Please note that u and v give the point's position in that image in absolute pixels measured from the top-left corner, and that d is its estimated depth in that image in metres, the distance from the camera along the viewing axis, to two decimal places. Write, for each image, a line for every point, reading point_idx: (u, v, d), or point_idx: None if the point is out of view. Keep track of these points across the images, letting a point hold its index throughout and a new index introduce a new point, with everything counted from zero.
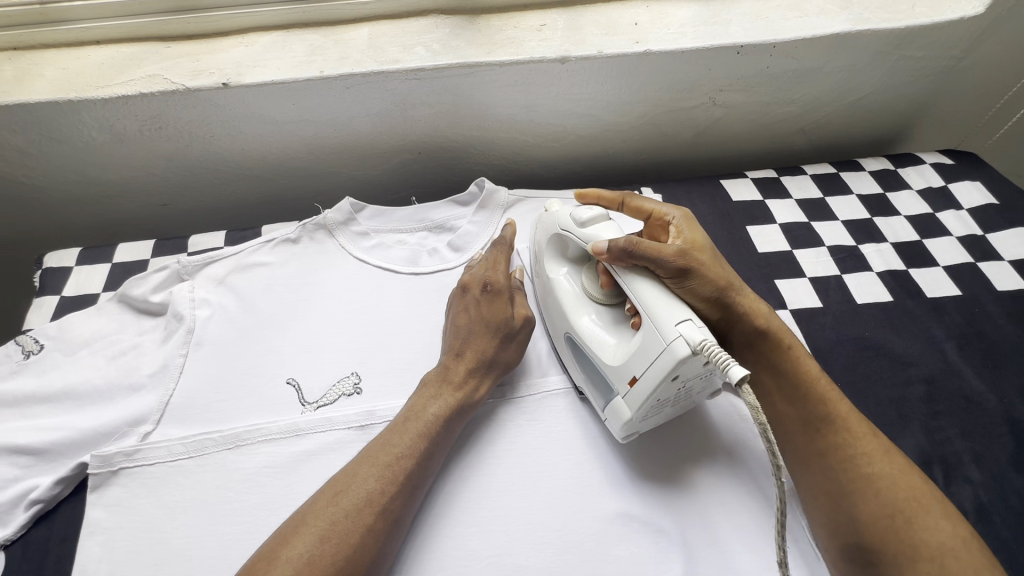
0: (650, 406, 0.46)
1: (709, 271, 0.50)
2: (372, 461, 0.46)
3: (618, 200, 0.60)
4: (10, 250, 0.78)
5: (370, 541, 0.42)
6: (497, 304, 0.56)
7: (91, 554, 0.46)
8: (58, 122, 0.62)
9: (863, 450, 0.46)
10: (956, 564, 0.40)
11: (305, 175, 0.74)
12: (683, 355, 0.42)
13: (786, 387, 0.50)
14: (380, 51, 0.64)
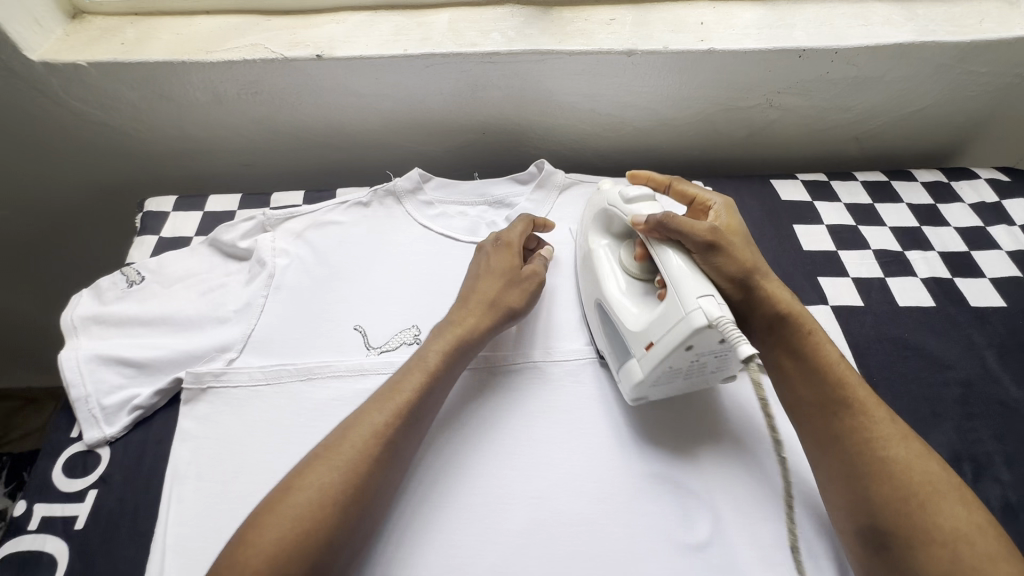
0: (661, 371, 0.49)
1: (736, 252, 0.53)
2: (382, 399, 0.48)
3: (665, 183, 0.64)
4: (111, 196, 0.86)
5: (374, 474, 0.44)
6: (504, 254, 0.60)
7: (182, 457, 0.52)
8: (169, 82, 0.69)
9: (877, 435, 0.47)
10: (970, 548, 0.41)
11: (377, 146, 0.79)
12: (698, 325, 0.45)
13: (804, 371, 0.51)
14: (459, 34, 0.69)
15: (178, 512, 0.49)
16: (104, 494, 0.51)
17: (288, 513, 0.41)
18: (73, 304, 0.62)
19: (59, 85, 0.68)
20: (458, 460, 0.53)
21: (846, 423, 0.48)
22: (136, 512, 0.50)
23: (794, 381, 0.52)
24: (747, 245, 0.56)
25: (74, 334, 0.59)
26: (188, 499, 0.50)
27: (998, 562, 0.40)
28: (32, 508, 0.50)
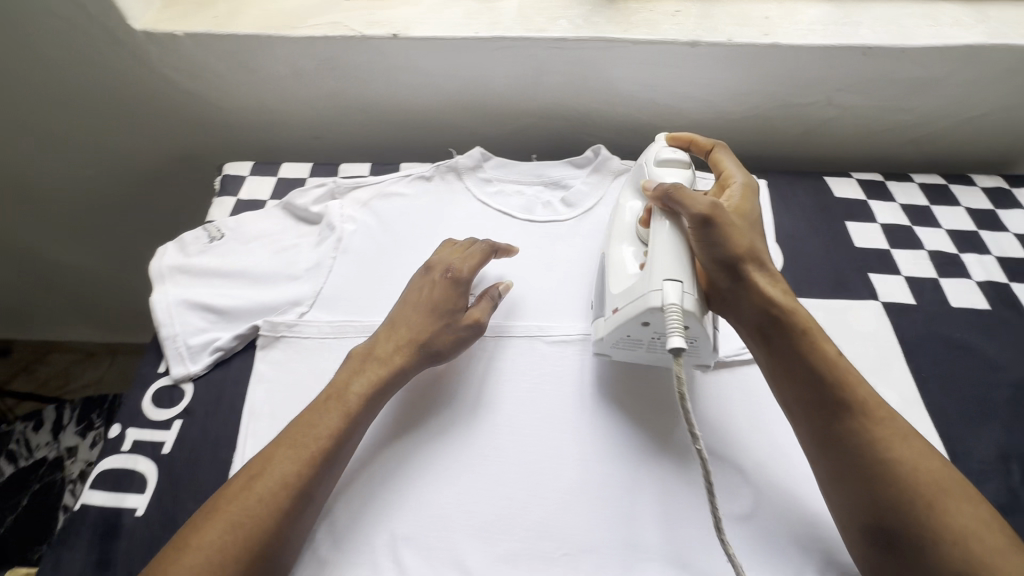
0: (618, 336, 0.54)
1: (732, 236, 0.52)
2: (288, 446, 0.48)
3: (707, 149, 0.65)
4: (188, 161, 0.92)
5: (283, 524, 0.45)
6: (447, 290, 0.58)
7: (258, 397, 0.57)
8: (253, 55, 0.73)
9: (880, 438, 0.46)
10: (979, 545, 0.41)
11: (438, 127, 0.83)
12: (651, 305, 0.49)
13: (796, 373, 0.50)
14: (528, 20, 0.72)
15: (254, 445, 0.54)
16: (188, 424, 0.55)
17: (227, 525, 0.43)
18: (160, 254, 0.67)
19: (155, 53, 0.74)
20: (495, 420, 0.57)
21: (847, 425, 0.47)
22: (215, 443, 0.54)
23: (789, 383, 0.51)
24: (748, 230, 0.55)
25: (162, 281, 0.64)
26: (263, 434, 0.54)
27: (1005, 555, 0.41)
28: (125, 431, 0.55)
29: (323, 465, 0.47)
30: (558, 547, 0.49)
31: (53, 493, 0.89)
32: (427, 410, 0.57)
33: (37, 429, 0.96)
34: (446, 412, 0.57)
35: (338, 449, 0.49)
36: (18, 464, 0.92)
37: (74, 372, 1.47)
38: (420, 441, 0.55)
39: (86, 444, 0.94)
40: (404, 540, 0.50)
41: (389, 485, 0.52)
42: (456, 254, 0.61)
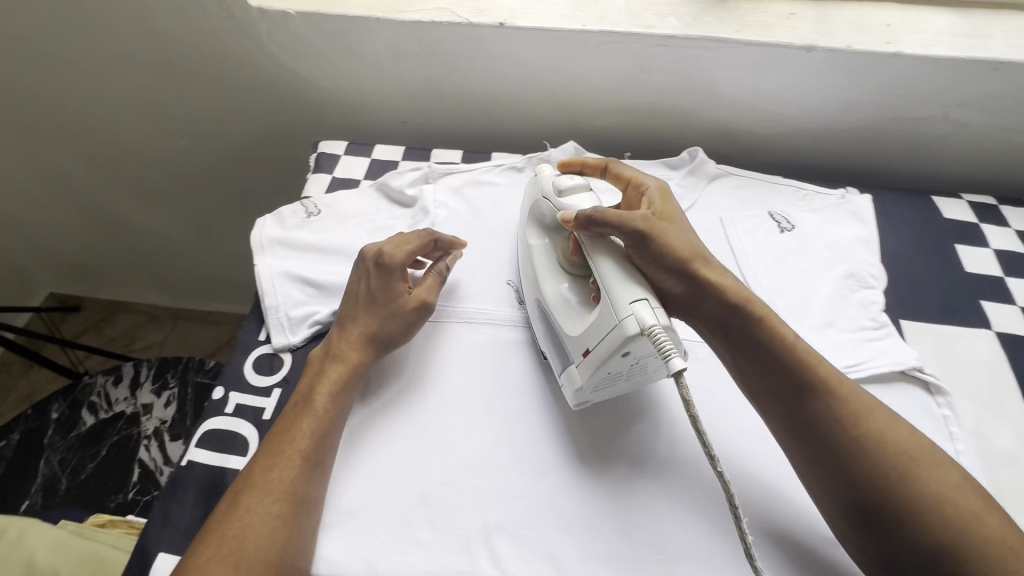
0: (599, 377, 0.51)
1: (671, 242, 0.53)
2: (266, 464, 0.48)
3: (602, 165, 0.65)
4: (277, 137, 0.95)
5: (278, 535, 0.45)
6: (382, 284, 0.57)
7: None
8: (358, 36, 0.74)
9: (852, 413, 0.47)
10: (955, 512, 0.43)
11: (528, 119, 0.82)
12: (631, 333, 0.46)
13: (759, 363, 0.51)
14: (636, 16, 0.70)
15: (353, 419, 0.56)
16: (287, 393, 0.57)
17: (224, 549, 0.43)
18: (261, 225, 0.68)
19: (265, 30, 0.75)
20: (600, 416, 0.57)
21: (819, 407, 0.48)
22: None
23: (756, 376, 0.51)
24: (683, 232, 0.55)
25: (263, 252, 0.66)
26: (362, 409, 0.56)
27: (985, 516, 0.43)
28: (228, 394, 0.57)
29: (308, 473, 0.48)
30: (653, 551, 0.49)
31: (129, 447, 0.93)
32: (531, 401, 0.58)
33: (116, 383, 0.99)
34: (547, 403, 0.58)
35: (319, 463, 0.49)
36: (99, 416, 0.96)
37: (139, 333, 1.54)
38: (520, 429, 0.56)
39: (161, 404, 0.97)
40: (496, 529, 0.50)
41: (484, 471, 0.53)
42: (387, 245, 0.59)
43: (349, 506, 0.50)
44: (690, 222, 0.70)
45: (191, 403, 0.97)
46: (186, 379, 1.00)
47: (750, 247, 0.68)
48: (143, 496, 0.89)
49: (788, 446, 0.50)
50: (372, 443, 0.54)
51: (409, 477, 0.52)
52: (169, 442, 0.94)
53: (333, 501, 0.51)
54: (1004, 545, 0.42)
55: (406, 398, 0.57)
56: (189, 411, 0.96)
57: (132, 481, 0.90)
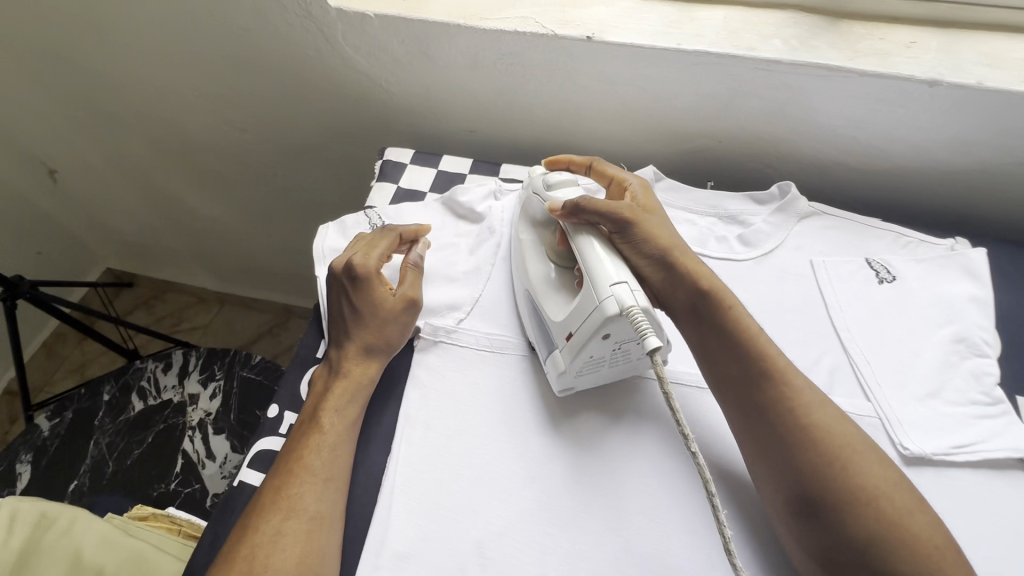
0: (582, 361, 0.51)
1: (652, 230, 0.56)
2: (277, 488, 0.47)
3: (585, 164, 0.66)
4: (340, 137, 0.93)
5: (294, 557, 0.43)
6: (369, 292, 0.56)
7: (413, 403, 0.55)
8: (435, 42, 0.71)
9: (799, 403, 0.48)
10: (889, 504, 0.43)
11: (603, 137, 0.78)
12: (610, 314, 0.46)
13: (722, 347, 0.52)
14: (737, 36, 0.65)
15: (407, 453, 0.52)
16: None
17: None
18: (323, 235, 0.67)
19: (340, 31, 0.73)
20: (690, 477, 0.52)
21: (771, 394, 0.48)
22: (368, 439, 0.54)
23: (717, 360, 0.52)
24: (664, 224, 0.57)
25: (324, 264, 0.65)
26: (417, 442, 0.53)
27: (915, 515, 0.43)
28: (285, 413, 0.57)
29: (323, 490, 0.48)
30: None
31: (174, 437, 0.94)
32: (612, 452, 0.53)
33: (165, 370, 1.00)
34: (630, 455, 0.53)
35: (331, 479, 0.49)
36: (147, 402, 0.98)
37: (187, 314, 1.57)
38: (596, 481, 0.51)
39: (207, 395, 0.98)
40: None
41: (547, 525, 0.49)
42: (359, 260, 0.58)
43: (401, 549, 0.47)
44: (776, 266, 0.65)
45: (236, 397, 0.96)
46: (232, 372, 0.99)
47: (845, 298, 0.62)
48: (183, 489, 0.89)
49: (740, 431, 0.50)
50: (428, 482, 0.51)
51: (466, 524, 0.49)
52: (212, 436, 0.94)
53: (385, 543, 0.47)
54: (931, 544, 0.41)
55: (422, 405, 0.55)
56: (234, 405, 0.96)
57: (175, 471, 0.91)
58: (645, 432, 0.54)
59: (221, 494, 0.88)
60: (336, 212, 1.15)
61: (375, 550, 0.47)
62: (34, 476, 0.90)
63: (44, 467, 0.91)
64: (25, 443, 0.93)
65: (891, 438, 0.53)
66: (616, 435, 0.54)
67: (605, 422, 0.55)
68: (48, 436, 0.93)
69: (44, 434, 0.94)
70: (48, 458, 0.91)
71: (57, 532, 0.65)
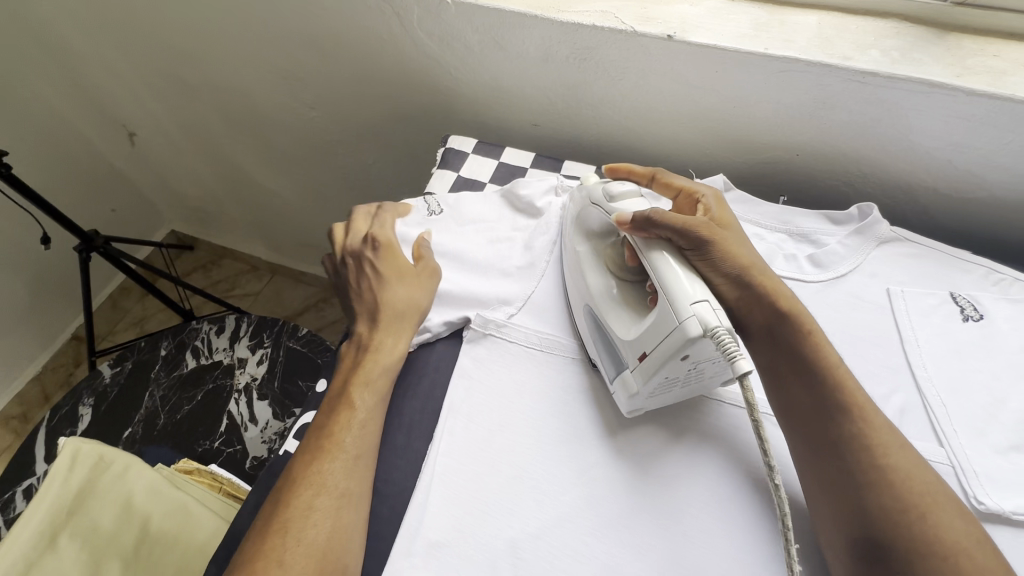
0: (657, 382, 0.48)
1: (729, 248, 0.52)
2: (308, 459, 0.47)
3: (647, 175, 0.63)
4: (403, 121, 0.94)
5: (321, 530, 0.44)
6: (391, 258, 0.59)
7: (458, 393, 0.55)
8: (510, 32, 0.70)
9: (877, 443, 0.45)
10: (969, 563, 0.39)
11: (671, 141, 0.75)
12: (693, 335, 0.43)
13: (801, 377, 0.49)
14: (829, 44, 0.61)
15: (448, 444, 0.52)
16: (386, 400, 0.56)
17: (274, 548, 0.43)
18: (384, 217, 0.68)
19: (417, 16, 0.73)
20: (741, 505, 0.49)
21: (848, 429, 0.45)
22: (411, 425, 0.54)
23: (787, 385, 0.50)
24: (741, 241, 0.54)
25: None
26: (458, 434, 0.53)
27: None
28: None
29: (353, 467, 0.47)
30: None
31: (222, 398, 0.98)
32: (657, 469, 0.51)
33: (218, 333, 1.04)
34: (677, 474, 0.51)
35: (359, 457, 0.48)
36: (200, 361, 1.02)
37: (240, 281, 1.63)
38: (636, 495, 0.50)
39: (254, 360, 1.01)
40: None
41: (582, 532, 0.48)
42: (382, 234, 0.61)
43: (435, 538, 0.47)
44: (849, 292, 0.61)
45: (281, 365, 0.99)
46: (280, 341, 1.02)
47: (923, 332, 0.58)
48: (226, 448, 0.92)
49: (807, 462, 0.47)
50: (466, 475, 0.50)
51: (501, 521, 0.48)
52: (256, 401, 0.97)
53: (419, 530, 0.47)
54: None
55: (471, 398, 0.55)
56: (279, 373, 0.99)
57: (219, 431, 0.95)
58: (699, 453, 0.52)
59: (260, 458, 0.91)
60: (391, 196, 1.16)
61: (409, 536, 0.47)
62: (94, 419, 0.96)
63: (103, 412, 0.97)
64: (87, 388, 0.99)
65: (965, 489, 0.49)
66: (663, 450, 0.52)
67: (651, 434, 0.53)
68: (108, 383, 0.99)
69: (106, 381, 0.99)
70: (107, 404, 0.97)
71: (112, 476, 0.69)
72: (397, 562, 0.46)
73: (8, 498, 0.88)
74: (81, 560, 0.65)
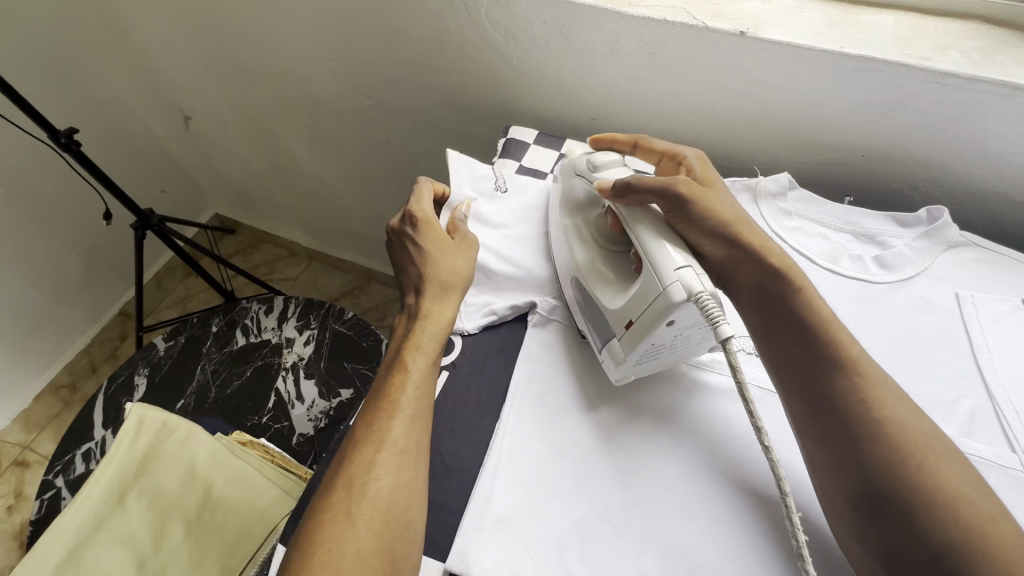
0: (642, 351, 0.50)
1: (712, 207, 0.54)
2: (369, 418, 0.48)
3: (630, 142, 0.66)
4: (458, 112, 0.95)
5: (384, 484, 0.44)
6: (430, 231, 0.60)
7: (523, 374, 0.56)
8: (578, 25, 0.70)
9: (874, 397, 0.44)
10: (971, 509, 0.39)
11: (732, 139, 0.75)
12: (677, 300, 0.46)
13: (794, 331, 0.49)
14: (907, 44, 0.61)
15: (515, 423, 0.53)
16: (452, 378, 0.57)
17: (343, 499, 0.43)
18: (455, 169, 0.70)
19: (485, 7, 0.75)
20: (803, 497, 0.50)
21: (843, 385, 0.45)
22: (476, 405, 0.55)
23: (779, 344, 0.50)
24: (727, 200, 0.56)
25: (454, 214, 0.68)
26: (525, 414, 0.54)
27: (1001, 522, 0.38)
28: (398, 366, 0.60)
29: (411, 426, 0.47)
30: None
31: (270, 374, 1.01)
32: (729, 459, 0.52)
33: (267, 313, 1.07)
34: (751, 465, 0.51)
35: (416, 416, 0.48)
36: (249, 338, 1.05)
37: (279, 266, 1.67)
38: (706, 484, 0.50)
39: (301, 340, 1.03)
40: None
41: (648, 516, 0.48)
42: (419, 208, 0.62)
43: (503, 513, 0.48)
44: (917, 295, 0.61)
45: (328, 346, 1.01)
46: (326, 323, 1.04)
47: (995, 338, 0.57)
48: (274, 424, 0.95)
49: (801, 418, 0.47)
50: (534, 455, 0.51)
51: (567, 500, 0.49)
52: (303, 379, 0.99)
53: (489, 504, 0.48)
54: (1018, 556, 0.37)
55: (536, 381, 0.56)
56: (325, 354, 1.01)
57: (267, 406, 0.97)
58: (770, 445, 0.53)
59: (307, 435, 0.93)
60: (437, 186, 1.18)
61: (478, 509, 0.48)
62: (149, 389, 0.99)
63: (157, 382, 1.00)
64: (143, 359, 1.02)
65: None
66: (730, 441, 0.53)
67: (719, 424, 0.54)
68: (162, 356, 1.03)
69: (160, 354, 1.03)
70: (161, 376, 1.01)
71: (175, 441, 0.72)
72: (468, 533, 0.47)
73: (68, 461, 0.92)
74: (146, 517, 0.67)
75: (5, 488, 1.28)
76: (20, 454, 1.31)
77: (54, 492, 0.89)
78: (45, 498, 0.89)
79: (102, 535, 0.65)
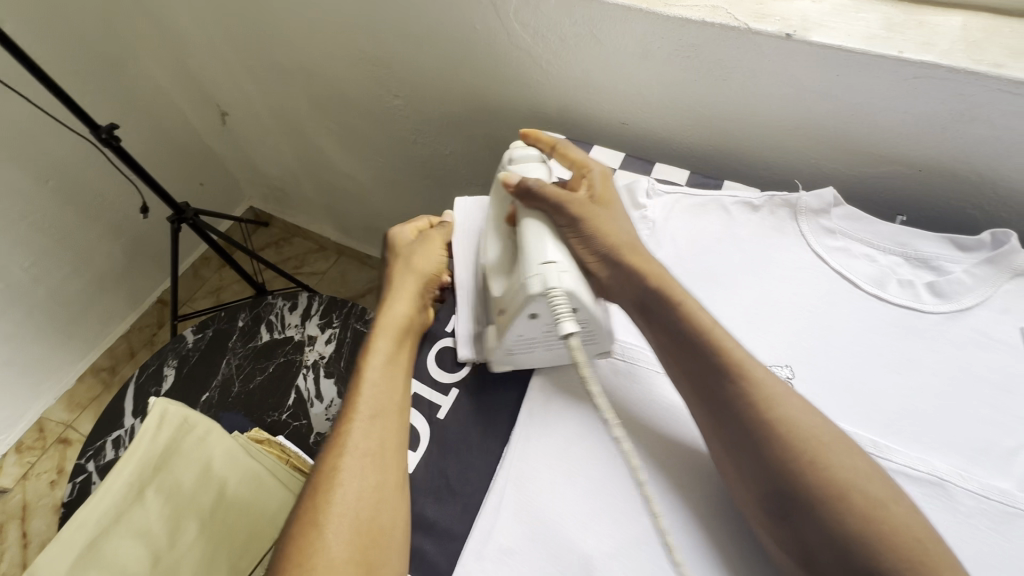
0: (513, 341, 0.52)
1: (602, 226, 0.56)
2: (334, 431, 0.51)
3: (552, 144, 0.66)
4: (485, 113, 0.93)
5: (349, 490, 0.47)
6: (395, 246, 0.65)
7: (535, 397, 0.55)
8: (609, 27, 0.67)
9: (764, 397, 0.45)
10: (862, 498, 0.40)
11: (774, 149, 0.71)
12: (533, 292, 0.49)
13: (681, 343, 0.50)
14: (977, 48, 0.55)
15: (524, 447, 0.51)
16: (463, 396, 0.56)
17: (313, 510, 0.47)
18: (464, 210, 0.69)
19: (513, 6, 0.72)
20: None
21: (733, 389, 0.46)
22: (485, 428, 0.54)
23: (677, 356, 0.50)
24: (618, 221, 0.58)
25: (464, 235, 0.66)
26: (536, 440, 0.52)
27: (892, 505, 0.40)
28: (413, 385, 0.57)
29: (370, 427, 0.50)
30: None
31: (292, 371, 1.02)
32: None
33: (291, 310, 1.08)
34: None
35: (375, 415, 0.51)
36: (273, 334, 1.06)
37: (308, 260, 1.70)
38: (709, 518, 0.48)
39: (323, 339, 1.04)
40: None
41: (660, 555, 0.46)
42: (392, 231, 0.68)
43: (506, 544, 0.47)
44: (978, 328, 0.55)
45: (348, 347, 1.02)
46: (348, 323, 1.05)
47: None
48: (293, 422, 0.96)
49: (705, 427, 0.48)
50: (544, 485, 0.49)
51: (573, 534, 0.47)
52: (322, 378, 1.00)
53: (492, 534, 0.47)
54: (912, 538, 0.39)
55: (547, 406, 0.54)
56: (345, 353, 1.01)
57: (287, 404, 0.98)
58: None
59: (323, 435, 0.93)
60: (463, 187, 1.16)
61: (481, 539, 0.47)
62: (176, 380, 1.02)
63: (184, 374, 1.02)
64: (172, 350, 1.05)
65: None
66: None
67: None
68: (191, 348, 1.05)
69: (189, 346, 1.05)
70: (188, 367, 1.03)
71: (193, 437, 0.72)
72: (469, 565, 0.45)
73: (99, 447, 0.95)
74: (163, 513, 0.69)
75: (48, 465, 1.35)
76: (62, 432, 1.38)
77: (85, 476, 0.93)
78: (77, 482, 0.93)
79: (121, 528, 0.67)
